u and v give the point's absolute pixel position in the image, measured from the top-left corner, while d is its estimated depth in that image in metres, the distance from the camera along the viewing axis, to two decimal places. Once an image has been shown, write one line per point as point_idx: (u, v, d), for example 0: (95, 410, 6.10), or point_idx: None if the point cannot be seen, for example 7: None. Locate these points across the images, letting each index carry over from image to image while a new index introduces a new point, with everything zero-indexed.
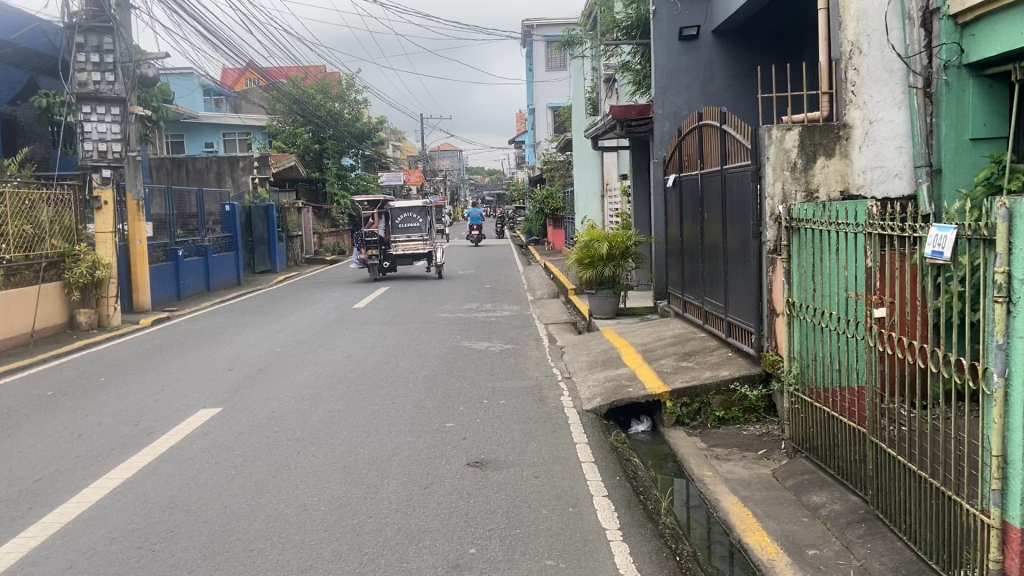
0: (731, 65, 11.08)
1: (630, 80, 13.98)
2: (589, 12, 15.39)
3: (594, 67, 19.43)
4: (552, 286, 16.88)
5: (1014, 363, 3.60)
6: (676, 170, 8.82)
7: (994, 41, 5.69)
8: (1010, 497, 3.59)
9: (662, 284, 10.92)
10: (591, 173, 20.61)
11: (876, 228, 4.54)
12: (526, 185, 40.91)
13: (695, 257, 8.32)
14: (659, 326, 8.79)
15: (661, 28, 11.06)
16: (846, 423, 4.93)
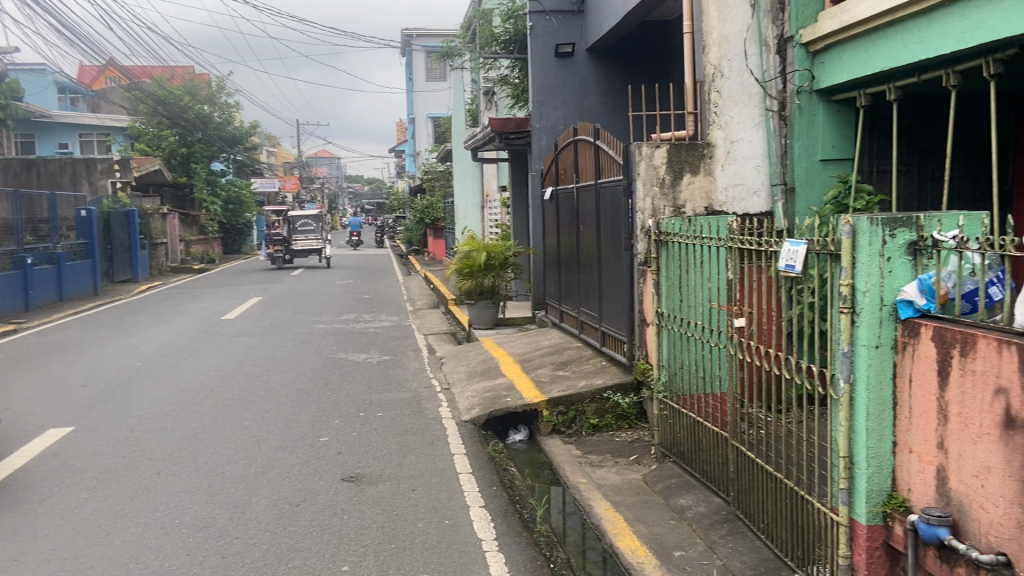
0: (605, 83, 11.41)
1: (509, 93, 14.19)
2: (468, 24, 15.48)
3: (472, 78, 19.57)
4: (431, 296, 16.79)
5: (857, 369, 3.97)
6: (553, 184, 8.99)
7: (842, 69, 6.17)
8: (856, 495, 3.96)
9: (540, 294, 11.10)
10: (470, 184, 20.86)
11: (736, 242, 4.83)
12: (406, 195, 40.73)
13: (571, 268, 8.51)
14: (537, 336, 8.92)
15: (537, 44, 11.30)
16: (709, 427, 5.17)
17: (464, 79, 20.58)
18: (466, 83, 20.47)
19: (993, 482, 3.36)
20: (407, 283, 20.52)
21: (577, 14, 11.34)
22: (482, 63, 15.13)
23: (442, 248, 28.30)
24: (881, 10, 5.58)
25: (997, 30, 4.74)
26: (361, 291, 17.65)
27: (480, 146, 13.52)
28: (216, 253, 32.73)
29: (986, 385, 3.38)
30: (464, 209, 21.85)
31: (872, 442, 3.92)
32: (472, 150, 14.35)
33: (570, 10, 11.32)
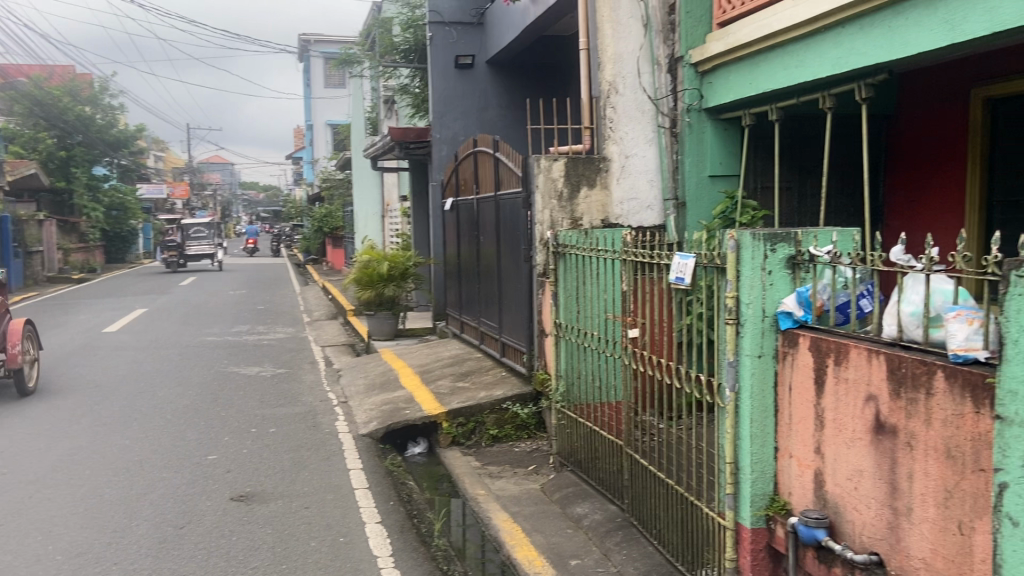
0: (504, 96, 11.50)
1: (409, 102, 14.12)
2: (367, 32, 15.36)
3: (370, 87, 19.39)
4: (329, 306, 16.45)
5: (741, 378, 4.16)
6: (453, 195, 8.99)
7: (728, 89, 6.43)
8: (741, 499, 4.15)
9: (441, 304, 11.07)
10: (370, 193, 20.65)
11: (630, 255, 4.98)
12: (306, 202, 39.82)
13: (471, 278, 8.54)
14: (437, 347, 8.89)
15: (436, 54, 11.27)
16: (605, 436, 5.28)
17: (363, 87, 20.37)
18: (365, 92, 20.27)
19: (865, 484, 3.60)
20: (304, 293, 20.06)
21: (477, 26, 11.39)
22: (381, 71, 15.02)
23: (341, 257, 27.87)
24: (764, 34, 5.85)
25: (868, 56, 5.05)
26: (253, 303, 17.09)
27: (380, 155, 13.39)
28: (98, 261, 31.01)
29: (858, 393, 3.63)
30: (364, 219, 21.59)
31: (755, 448, 4.12)
32: (371, 159, 14.18)
33: (470, 22, 11.34)
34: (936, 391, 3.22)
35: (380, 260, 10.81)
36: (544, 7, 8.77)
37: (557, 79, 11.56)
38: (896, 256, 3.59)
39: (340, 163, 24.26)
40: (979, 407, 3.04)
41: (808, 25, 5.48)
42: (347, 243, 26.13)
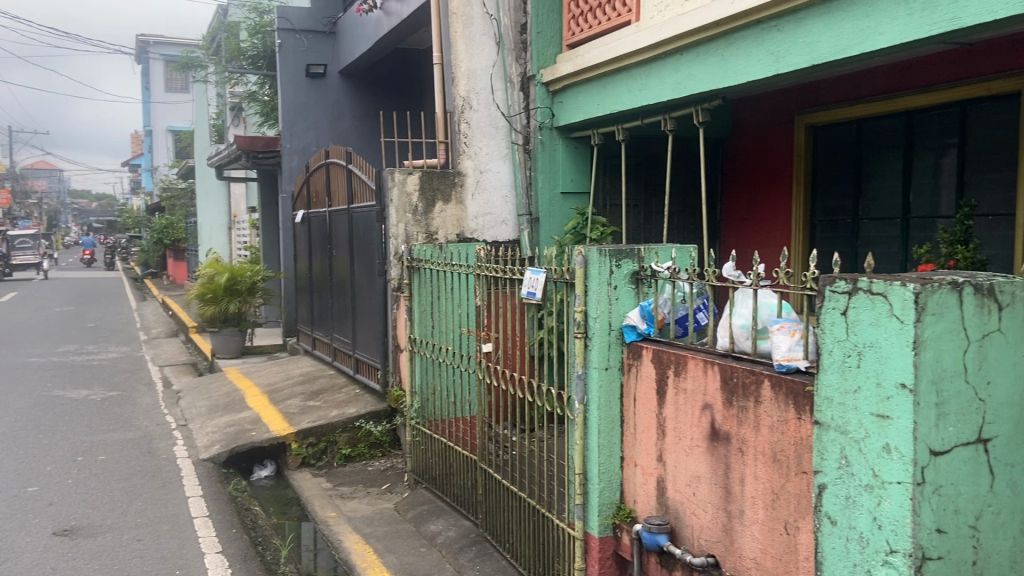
0: (357, 107, 11.34)
1: (257, 110, 13.61)
2: (213, 35, 14.71)
3: (215, 94, 18.63)
4: (170, 323, 15.52)
5: (590, 391, 4.28)
6: (305, 207, 8.71)
7: (578, 108, 6.63)
8: (589, 509, 4.26)
9: (290, 320, 10.73)
10: (216, 204, 19.76)
11: (483, 270, 4.98)
12: (148, 212, 37.55)
13: (323, 294, 8.30)
14: (287, 365, 8.58)
15: (286, 62, 10.93)
16: (459, 451, 5.28)
17: (208, 93, 19.43)
18: (210, 98, 19.33)
19: (702, 489, 3.79)
20: (141, 309, 18.84)
21: (328, 36, 11.17)
22: (226, 76, 14.45)
23: (182, 272, 26.46)
24: (609, 58, 6.08)
25: (704, 83, 5.36)
26: (84, 320, 15.81)
27: (226, 164, 12.85)
28: None
29: (695, 402, 3.82)
30: (210, 230, 20.61)
31: (603, 458, 4.25)
32: (216, 167, 13.52)
33: (324, 31, 11.13)
34: (762, 399, 3.42)
35: (222, 272, 10.42)
36: (397, 20, 8.72)
37: (411, 92, 11.49)
38: (727, 272, 3.79)
39: (182, 170, 22.98)
40: (800, 413, 3.25)
41: (649, 51, 5.75)
42: (191, 255, 24.87)
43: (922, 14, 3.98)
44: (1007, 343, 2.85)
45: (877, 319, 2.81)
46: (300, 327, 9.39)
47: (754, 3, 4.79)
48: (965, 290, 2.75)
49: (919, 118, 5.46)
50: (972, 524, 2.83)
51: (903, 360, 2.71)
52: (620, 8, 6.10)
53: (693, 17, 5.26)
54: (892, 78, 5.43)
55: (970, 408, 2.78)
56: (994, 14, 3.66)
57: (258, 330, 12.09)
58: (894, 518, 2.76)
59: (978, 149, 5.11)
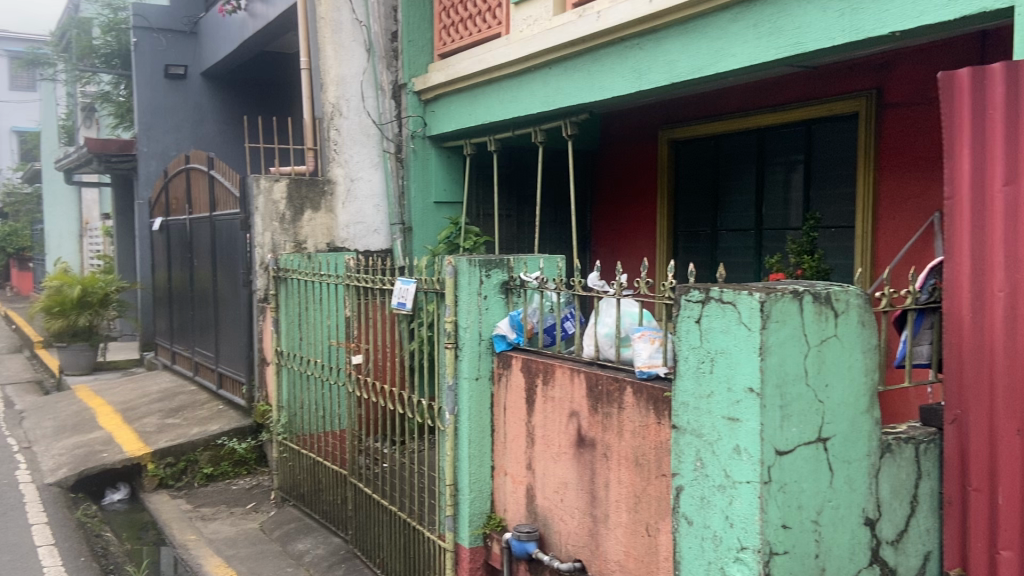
0: (220, 110, 10.96)
1: (111, 112, 12.87)
2: (61, 30, 13.77)
3: (64, 95, 17.50)
4: (13, 338, 14.36)
5: (460, 402, 4.27)
6: (163, 214, 8.28)
7: (449, 117, 6.62)
8: (460, 520, 4.25)
9: (148, 333, 10.21)
10: (66, 211, 18.52)
11: (353, 280, 4.90)
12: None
13: (183, 305, 7.95)
14: (144, 381, 8.12)
15: (143, 61, 10.41)
16: (329, 466, 5.19)
17: (56, 92, 18.18)
18: (58, 97, 18.06)
19: (569, 496, 3.86)
20: None
21: (189, 35, 10.75)
22: (76, 75, 13.60)
23: (30, 283, 24.95)
24: (480, 69, 6.13)
25: (572, 97, 5.49)
26: None
27: (79, 168, 12.06)
28: None
29: (562, 410, 3.89)
30: (59, 239, 19.28)
31: (473, 468, 4.25)
32: (65, 171, 12.64)
33: (182, 31, 10.71)
34: (626, 405, 3.52)
35: (72, 283, 9.69)
36: (263, 22, 8.46)
37: (274, 97, 11.23)
38: (592, 282, 3.87)
39: (28, 174, 21.35)
40: (660, 418, 3.36)
41: (518, 63, 5.83)
42: (39, 265, 23.17)
43: (769, 38, 4.24)
44: (843, 348, 3.03)
45: (728, 326, 2.94)
46: (158, 341, 8.93)
47: (617, 21, 4.96)
48: (805, 298, 2.92)
49: (770, 135, 5.82)
50: (814, 519, 2.95)
51: (750, 365, 2.85)
52: (490, 20, 6.16)
53: (559, 32, 5.38)
54: (747, 98, 5.75)
55: (811, 408, 2.93)
56: (832, 41, 3.96)
57: (113, 345, 11.41)
58: (744, 517, 2.88)
59: (822, 164, 5.44)
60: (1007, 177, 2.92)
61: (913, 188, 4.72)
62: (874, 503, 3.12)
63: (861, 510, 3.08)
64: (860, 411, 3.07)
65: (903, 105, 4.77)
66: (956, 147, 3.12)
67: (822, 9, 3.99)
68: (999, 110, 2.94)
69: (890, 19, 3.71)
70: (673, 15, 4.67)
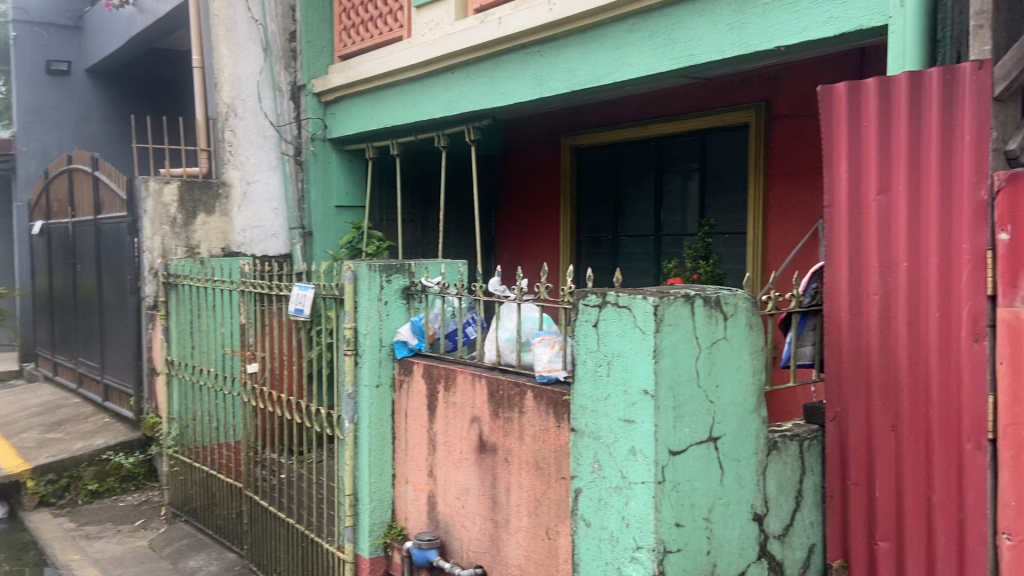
0: (106, 109, 10.49)
1: None
2: None
3: None
4: None
5: (360, 410, 4.19)
6: (44, 217, 7.82)
7: (350, 120, 6.53)
8: (360, 531, 4.18)
9: (28, 343, 9.64)
10: None
11: (248, 287, 4.76)
12: None
13: (65, 314, 7.55)
14: (22, 394, 7.65)
15: (21, 56, 9.83)
16: (223, 479, 5.05)
17: None
18: None
19: (470, 502, 3.85)
20: None
21: (73, 31, 10.24)
22: None
23: None
24: (382, 71, 6.06)
25: (474, 102, 5.50)
26: None
27: None
28: None
29: (464, 416, 3.87)
30: None
31: (374, 477, 4.18)
32: None
33: (66, 25, 10.19)
34: (526, 409, 3.54)
35: None
36: (153, 18, 8.14)
37: (164, 96, 10.87)
38: (494, 286, 3.87)
39: None
40: (559, 422, 3.39)
41: (420, 67, 5.79)
42: None
43: (664, 49, 4.36)
44: (732, 349, 3.11)
45: (623, 330, 3.00)
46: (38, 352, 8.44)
47: (518, 28, 4.99)
48: (696, 301, 2.99)
49: (668, 143, 5.98)
50: (705, 516, 3.02)
51: (644, 368, 2.90)
52: (392, 23, 6.10)
53: (461, 37, 5.38)
54: (645, 107, 5.89)
55: (702, 409, 3.01)
56: (723, 54, 4.10)
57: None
58: (639, 517, 2.93)
59: (717, 172, 5.62)
60: (880, 186, 3.07)
61: (800, 196, 4.93)
62: (761, 499, 3.21)
63: (749, 506, 3.17)
64: (747, 411, 3.16)
65: (791, 117, 4.98)
66: (834, 158, 3.25)
67: (713, 22, 4.13)
68: (872, 122, 3.09)
69: (776, 34, 3.87)
70: (572, 24, 4.74)
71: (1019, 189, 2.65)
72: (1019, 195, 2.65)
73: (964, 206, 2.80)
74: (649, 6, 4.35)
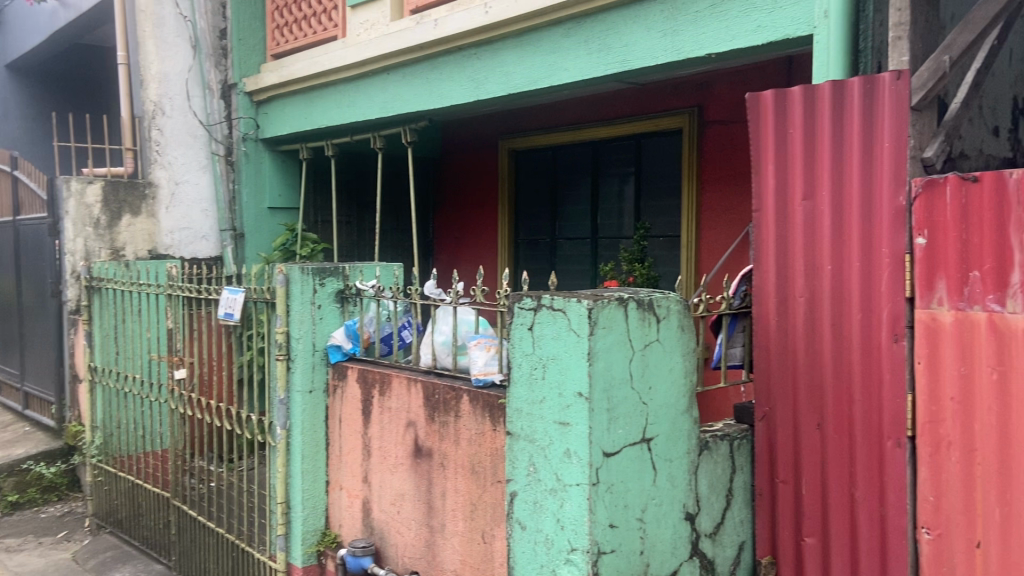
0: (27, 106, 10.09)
1: None
2: None
3: None
4: None
5: (293, 416, 4.11)
6: None
7: (282, 120, 6.45)
8: (292, 539, 4.11)
9: None
10: None
11: (176, 290, 4.63)
12: None
13: None
14: None
15: None
16: (150, 489, 4.90)
17: None
18: None
19: (406, 507, 3.80)
20: None
21: None
22: None
23: None
24: (317, 71, 5.96)
25: (410, 103, 5.45)
26: None
27: None
28: None
29: (399, 421, 3.83)
30: None
31: (307, 484, 4.10)
32: None
33: None
34: (462, 414, 3.52)
35: None
36: (76, 13, 7.87)
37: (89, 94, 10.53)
38: (430, 290, 3.83)
39: None
40: (495, 425, 3.38)
41: (356, 67, 5.71)
42: None
43: (599, 54, 4.40)
44: (664, 352, 3.15)
45: (558, 333, 3.00)
46: None
47: (454, 30, 4.98)
48: (629, 305, 3.02)
49: (604, 147, 6.04)
50: (639, 517, 3.04)
51: (579, 371, 2.91)
52: (326, 22, 6.01)
53: (397, 38, 5.33)
54: (581, 111, 5.94)
55: (635, 412, 3.03)
56: (656, 60, 4.15)
57: None
58: (574, 519, 2.93)
59: (652, 176, 5.71)
60: (805, 192, 3.14)
61: (731, 200, 5.04)
62: (693, 498, 3.24)
63: (682, 506, 3.20)
64: (679, 411, 3.20)
65: (723, 123, 5.09)
66: (761, 165, 3.32)
67: (646, 28, 4.18)
68: (798, 129, 3.17)
69: (707, 41, 3.94)
70: (508, 27, 4.74)
71: (936, 196, 2.76)
72: (936, 202, 2.75)
73: (884, 212, 2.90)
74: (584, 10, 4.38)
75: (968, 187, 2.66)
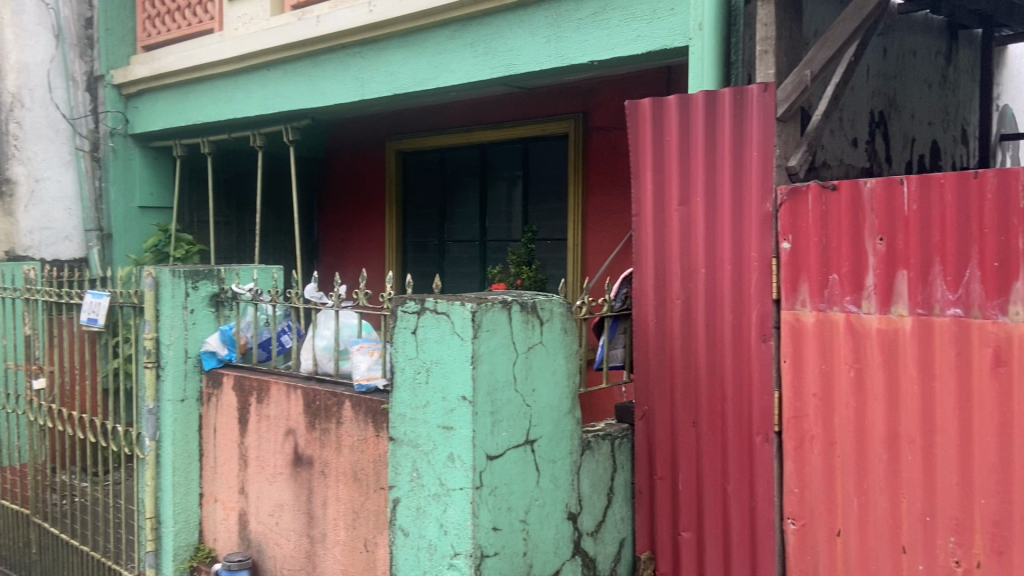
0: None
1: None
2: None
3: None
4: None
5: (163, 426, 3.91)
6: None
7: (157, 115, 6.15)
8: (162, 555, 3.92)
9: None
10: None
11: (33, 295, 4.31)
12: None
13: None
14: None
15: None
16: (8, 505, 4.58)
17: None
18: None
19: (284, 518, 3.67)
20: None
21: None
22: None
23: None
24: (194, 65, 5.71)
25: (292, 101, 5.30)
26: None
27: None
28: None
29: (278, 428, 3.69)
30: None
31: (178, 497, 3.91)
32: None
33: None
34: (344, 420, 3.43)
35: None
36: None
37: None
38: (311, 293, 3.69)
39: None
40: (377, 431, 3.31)
41: (235, 62, 5.50)
42: None
43: (484, 57, 4.40)
44: (547, 354, 3.18)
45: (441, 337, 2.97)
46: None
47: (338, 28, 4.87)
48: (513, 307, 3.03)
49: (492, 151, 6.06)
50: (522, 519, 3.05)
51: (462, 375, 2.89)
52: (202, 14, 5.77)
53: (278, 33, 5.17)
54: (469, 114, 5.94)
55: (518, 414, 3.04)
56: (541, 65, 4.19)
57: None
58: (457, 523, 2.91)
59: (539, 180, 5.77)
60: (681, 197, 3.24)
61: (616, 204, 5.16)
62: (575, 498, 3.28)
63: (564, 506, 3.23)
64: (562, 412, 3.23)
65: (608, 129, 5.20)
66: (641, 170, 3.40)
67: (531, 34, 4.22)
68: (674, 137, 3.26)
69: (589, 49, 4.01)
70: (393, 26, 4.68)
71: (799, 203, 2.90)
72: (799, 208, 2.90)
73: (753, 217, 3.03)
74: (470, 13, 4.38)
75: (828, 195, 2.81)
